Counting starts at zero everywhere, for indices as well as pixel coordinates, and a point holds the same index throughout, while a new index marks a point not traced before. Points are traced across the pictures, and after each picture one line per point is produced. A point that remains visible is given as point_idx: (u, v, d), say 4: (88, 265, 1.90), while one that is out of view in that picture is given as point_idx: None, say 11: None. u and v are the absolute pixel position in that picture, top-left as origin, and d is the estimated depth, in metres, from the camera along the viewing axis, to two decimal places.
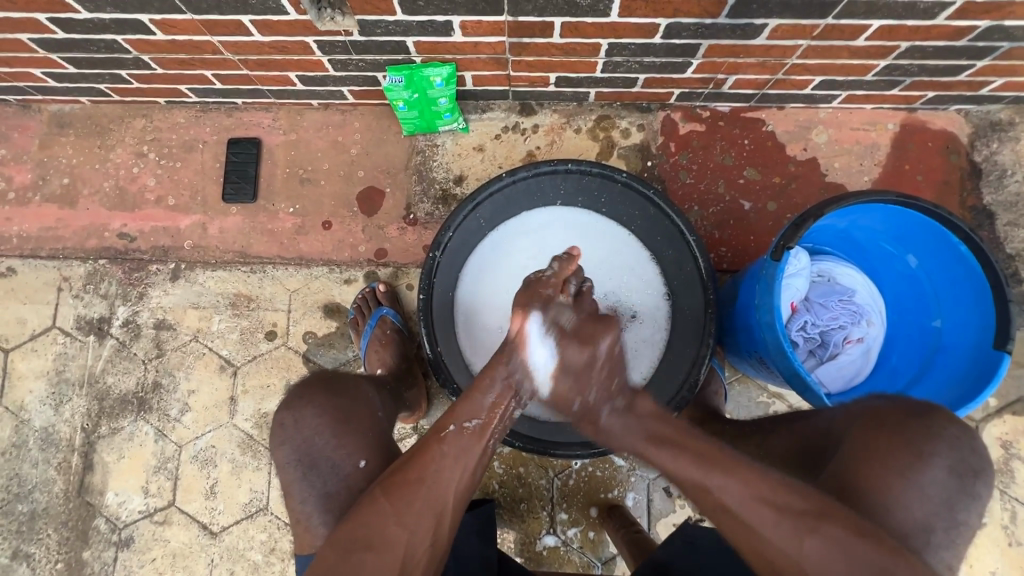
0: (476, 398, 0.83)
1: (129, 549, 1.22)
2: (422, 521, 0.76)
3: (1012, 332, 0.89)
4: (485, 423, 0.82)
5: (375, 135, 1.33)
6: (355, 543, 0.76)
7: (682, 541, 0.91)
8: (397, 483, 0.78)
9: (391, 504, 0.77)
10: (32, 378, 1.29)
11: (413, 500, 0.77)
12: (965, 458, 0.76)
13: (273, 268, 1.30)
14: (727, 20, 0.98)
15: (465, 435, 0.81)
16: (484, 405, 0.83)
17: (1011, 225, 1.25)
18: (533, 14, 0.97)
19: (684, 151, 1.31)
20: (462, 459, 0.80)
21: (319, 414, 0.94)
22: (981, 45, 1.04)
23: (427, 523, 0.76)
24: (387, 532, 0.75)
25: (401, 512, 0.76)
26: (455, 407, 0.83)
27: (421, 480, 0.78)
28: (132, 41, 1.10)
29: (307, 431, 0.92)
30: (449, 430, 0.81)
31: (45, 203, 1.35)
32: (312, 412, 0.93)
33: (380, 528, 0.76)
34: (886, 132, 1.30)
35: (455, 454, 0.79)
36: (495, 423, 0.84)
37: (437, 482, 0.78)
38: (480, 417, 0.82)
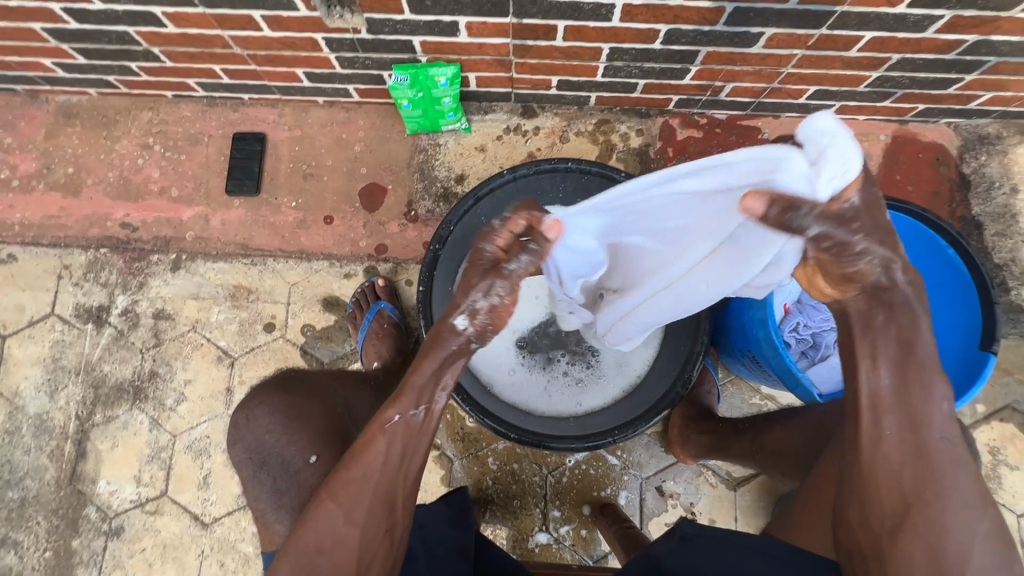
0: (415, 383, 0.75)
1: (119, 538, 1.22)
2: (374, 515, 0.74)
3: (998, 332, 0.93)
4: (430, 407, 0.76)
5: (378, 133, 1.36)
6: (309, 547, 0.74)
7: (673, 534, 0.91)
8: (341, 483, 0.75)
9: (338, 504, 0.74)
10: (29, 364, 1.29)
11: (361, 496, 0.74)
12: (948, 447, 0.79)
13: (274, 261, 1.32)
14: (725, 28, 1.01)
15: (411, 423, 0.75)
16: (427, 389, 0.75)
17: (998, 235, 1.28)
18: (537, 17, 1.00)
19: (681, 156, 1.33)
20: (409, 444, 0.76)
21: (269, 414, 1.04)
22: (968, 59, 1.08)
23: (380, 516, 0.75)
24: (337, 532, 0.74)
25: (351, 508, 0.74)
26: (397, 394, 0.75)
27: (367, 475, 0.75)
28: (143, 33, 1.12)
29: (258, 430, 1.03)
30: (393, 420, 0.74)
31: (49, 191, 1.36)
32: (263, 412, 1.03)
33: (331, 529, 0.74)
34: (878, 143, 1.34)
35: (401, 444, 0.75)
36: (442, 401, 0.77)
37: (383, 473, 0.75)
38: (424, 404, 0.76)
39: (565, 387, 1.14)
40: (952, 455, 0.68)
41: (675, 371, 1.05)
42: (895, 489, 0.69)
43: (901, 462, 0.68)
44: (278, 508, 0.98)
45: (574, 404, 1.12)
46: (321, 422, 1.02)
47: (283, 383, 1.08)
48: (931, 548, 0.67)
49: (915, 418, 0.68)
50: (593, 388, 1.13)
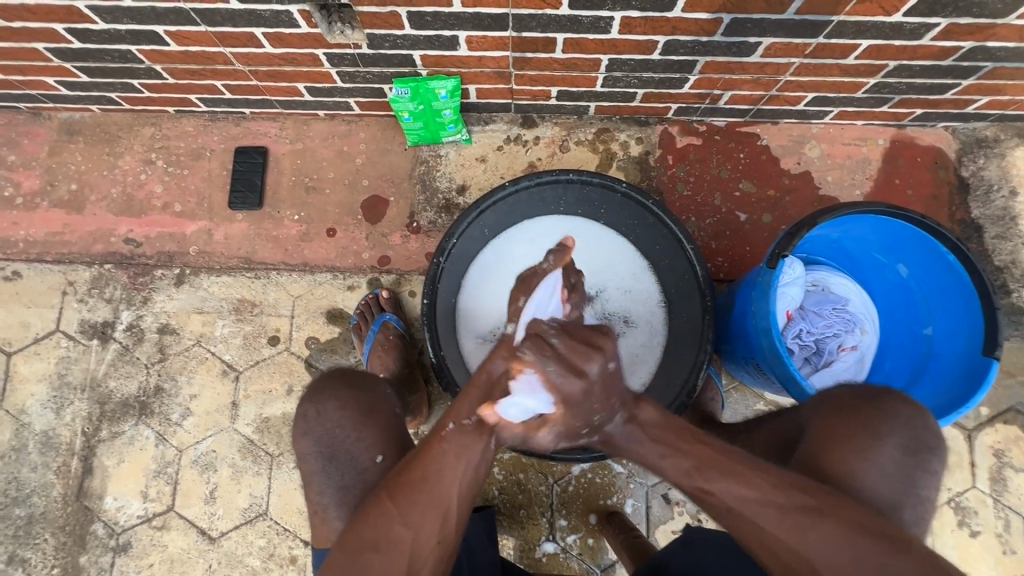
0: (475, 394, 0.74)
1: (127, 554, 1.22)
2: (429, 520, 0.72)
3: (1000, 339, 0.93)
4: (487, 417, 0.74)
5: (379, 146, 1.36)
6: (363, 543, 0.73)
7: None
8: (399, 482, 0.74)
9: (394, 506, 0.73)
10: (34, 381, 1.29)
11: (418, 498, 0.72)
12: (933, 442, 0.81)
13: (277, 274, 1.32)
14: (722, 38, 1.02)
15: (466, 433, 0.74)
16: (484, 399, 0.74)
17: (998, 238, 1.29)
18: (536, 30, 1.01)
19: (681, 164, 1.34)
20: (465, 457, 0.73)
21: (342, 407, 0.94)
22: (965, 64, 1.08)
23: (432, 524, 0.72)
24: (392, 532, 0.72)
25: (405, 512, 0.72)
26: (457, 401, 0.75)
27: (423, 480, 0.73)
28: (146, 51, 1.12)
29: (329, 424, 0.92)
30: (448, 428, 0.74)
31: (53, 208, 1.36)
32: (335, 406, 0.93)
33: (386, 528, 0.72)
34: (876, 148, 1.34)
35: (456, 452, 0.73)
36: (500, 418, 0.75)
37: (439, 482, 0.73)
38: (480, 412, 0.74)
39: None
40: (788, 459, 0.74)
41: (679, 381, 1.07)
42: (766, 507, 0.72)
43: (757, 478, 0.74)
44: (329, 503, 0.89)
45: None
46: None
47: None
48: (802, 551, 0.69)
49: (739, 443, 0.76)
50: None
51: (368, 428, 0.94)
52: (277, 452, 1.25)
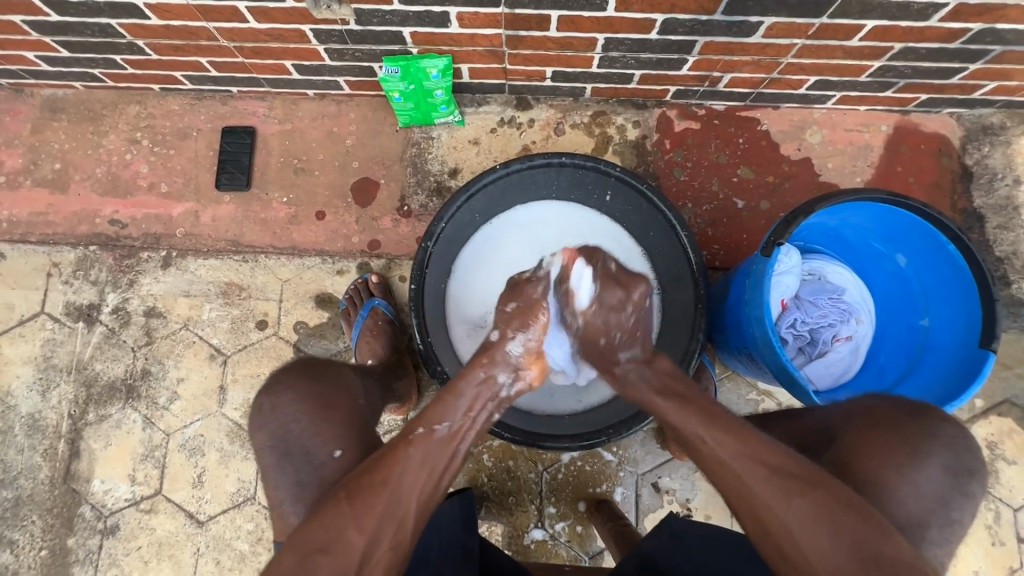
0: (448, 401, 0.80)
1: (115, 536, 1.22)
2: (384, 526, 0.73)
3: (998, 331, 0.90)
4: (456, 428, 0.80)
5: (370, 127, 1.33)
6: (312, 545, 0.72)
7: (669, 536, 0.91)
8: (359, 487, 0.75)
9: (352, 508, 0.73)
10: (19, 363, 1.28)
11: (375, 503, 0.73)
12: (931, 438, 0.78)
13: (265, 257, 1.30)
14: (722, 18, 0.98)
15: (433, 439, 0.78)
16: (456, 408, 0.80)
17: (1000, 228, 1.26)
18: (529, 7, 0.97)
19: (679, 148, 1.31)
20: (428, 464, 0.76)
21: (297, 400, 0.92)
22: (973, 48, 1.05)
23: (390, 528, 0.73)
24: (345, 536, 0.72)
25: (362, 515, 0.73)
26: (429, 409, 0.80)
27: (385, 483, 0.74)
28: (127, 25, 1.09)
29: (284, 417, 0.91)
30: (417, 433, 0.77)
31: (36, 187, 1.34)
32: (288, 398, 0.92)
33: (338, 531, 0.72)
34: (879, 134, 1.31)
35: (421, 458, 0.76)
36: (467, 427, 0.81)
37: (400, 486, 0.75)
38: (449, 421, 0.79)
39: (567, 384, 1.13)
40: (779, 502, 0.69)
41: None
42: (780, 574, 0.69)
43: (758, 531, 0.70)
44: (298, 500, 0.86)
45: (573, 401, 1.12)
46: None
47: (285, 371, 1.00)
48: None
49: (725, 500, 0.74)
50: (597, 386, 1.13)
51: (343, 419, 0.92)
52: None
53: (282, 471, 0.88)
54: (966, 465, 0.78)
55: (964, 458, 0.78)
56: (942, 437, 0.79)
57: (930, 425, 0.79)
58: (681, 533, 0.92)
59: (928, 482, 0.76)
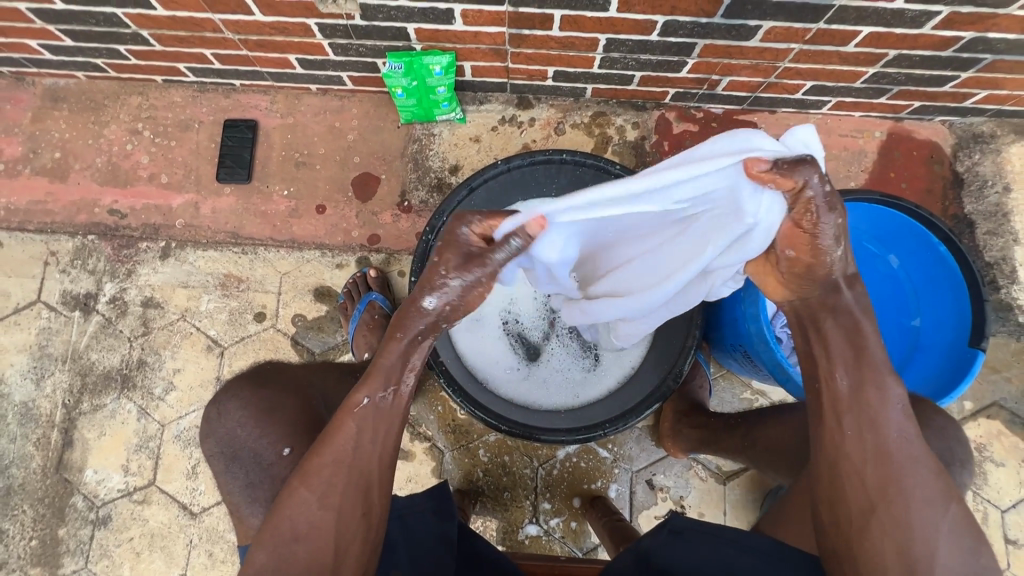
0: (383, 364, 0.74)
1: (106, 527, 1.21)
2: (348, 501, 0.75)
3: (987, 330, 0.94)
4: (399, 387, 0.76)
5: (372, 123, 1.34)
6: (285, 533, 0.74)
7: (668, 532, 0.89)
8: (313, 470, 0.75)
9: (311, 492, 0.74)
10: (14, 351, 1.27)
11: (333, 481, 0.74)
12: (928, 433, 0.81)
13: (265, 250, 1.30)
14: (722, 20, 1.00)
15: (379, 407, 0.75)
16: (395, 369, 0.74)
17: (989, 234, 1.29)
18: (533, 6, 0.99)
19: (677, 150, 1.33)
20: (379, 431, 0.76)
21: (243, 407, 0.98)
22: (964, 56, 1.07)
23: (355, 501, 0.75)
24: (312, 519, 0.74)
25: (323, 496, 0.74)
26: (365, 376, 0.75)
27: (338, 462, 0.74)
28: (132, 15, 1.09)
29: (230, 424, 0.97)
30: (360, 405, 0.74)
31: (36, 175, 1.33)
32: (235, 405, 0.97)
33: (306, 515, 0.74)
34: (873, 140, 1.34)
35: (371, 428, 0.75)
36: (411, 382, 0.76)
37: (355, 460, 0.75)
38: (391, 384, 0.75)
39: (562, 379, 1.14)
40: (916, 448, 0.72)
41: (667, 364, 1.05)
42: (849, 499, 0.73)
43: (871, 463, 0.72)
44: (253, 501, 0.93)
45: (569, 396, 1.13)
46: (295, 414, 0.96)
47: (256, 377, 1.02)
48: (882, 542, 0.70)
49: (838, 425, 0.74)
50: (588, 382, 1.14)
51: (290, 420, 0.95)
52: None
53: (232, 476, 0.95)
54: (960, 458, 0.87)
55: (955, 448, 0.87)
56: (936, 429, 0.87)
57: (925, 417, 0.87)
58: (681, 530, 0.89)
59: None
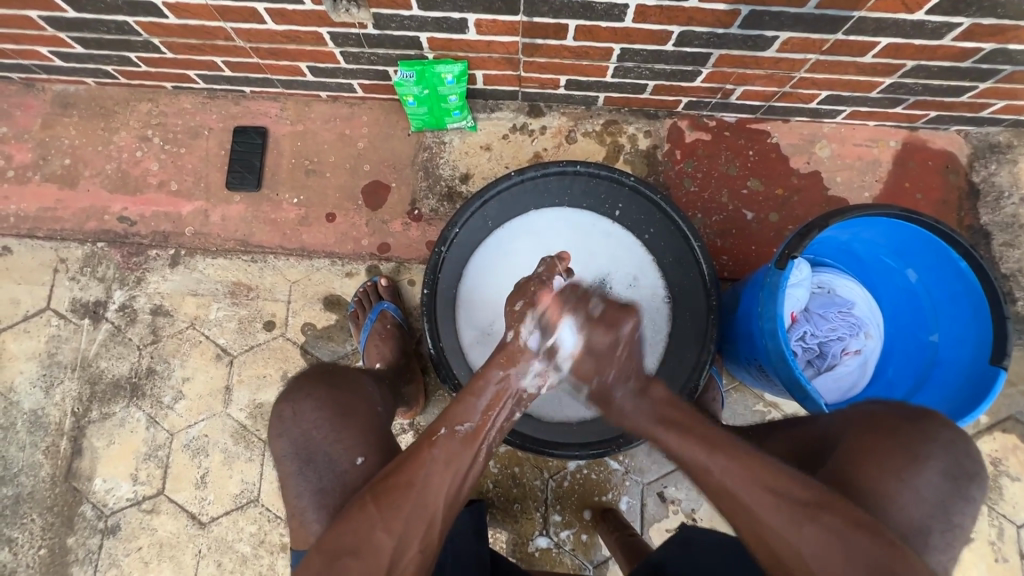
0: (469, 402, 0.81)
1: (116, 536, 1.21)
2: (412, 527, 0.74)
3: (1009, 349, 0.91)
4: (480, 428, 0.80)
5: (383, 130, 1.33)
6: (344, 548, 0.73)
7: (679, 542, 0.93)
8: (386, 490, 0.75)
9: (378, 511, 0.74)
10: (23, 359, 1.27)
11: (404, 504, 0.74)
12: (956, 461, 0.76)
13: (274, 258, 1.30)
14: (738, 31, 0.99)
15: (456, 440, 0.78)
16: (477, 408, 0.81)
17: (1006, 245, 1.28)
18: (548, 16, 0.98)
19: (689, 159, 1.32)
20: (453, 464, 0.77)
21: (318, 407, 0.90)
22: (983, 67, 1.06)
23: (416, 529, 0.74)
24: (375, 539, 0.73)
25: (390, 518, 0.73)
26: (448, 410, 0.80)
27: (409, 486, 0.75)
28: (144, 24, 1.09)
29: (305, 425, 0.89)
30: (440, 434, 0.78)
31: (45, 182, 1.33)
32: (310, 405, 0.90)
33: (368, 534, 0.73)
34: (887, 149, 1.32)
35: (445, 460, 0.77)
36: (492, 426, 0.82)
37: (427, 488, 0.75)
38: (472, 420, 0.80)
39: None
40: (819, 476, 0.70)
41: (681, 380, 1.06)
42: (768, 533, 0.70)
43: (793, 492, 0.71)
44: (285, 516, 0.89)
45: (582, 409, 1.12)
46: None
47: None
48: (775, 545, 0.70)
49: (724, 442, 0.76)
50: None
51: None
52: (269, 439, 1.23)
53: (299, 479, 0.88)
54: (963, 471, 0.76)
55: (961, 461, 0.77)
56: (942, 439, 0.77)
57: (929, 428, 0.78)
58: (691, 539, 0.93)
59: (926, 486, 0.75)
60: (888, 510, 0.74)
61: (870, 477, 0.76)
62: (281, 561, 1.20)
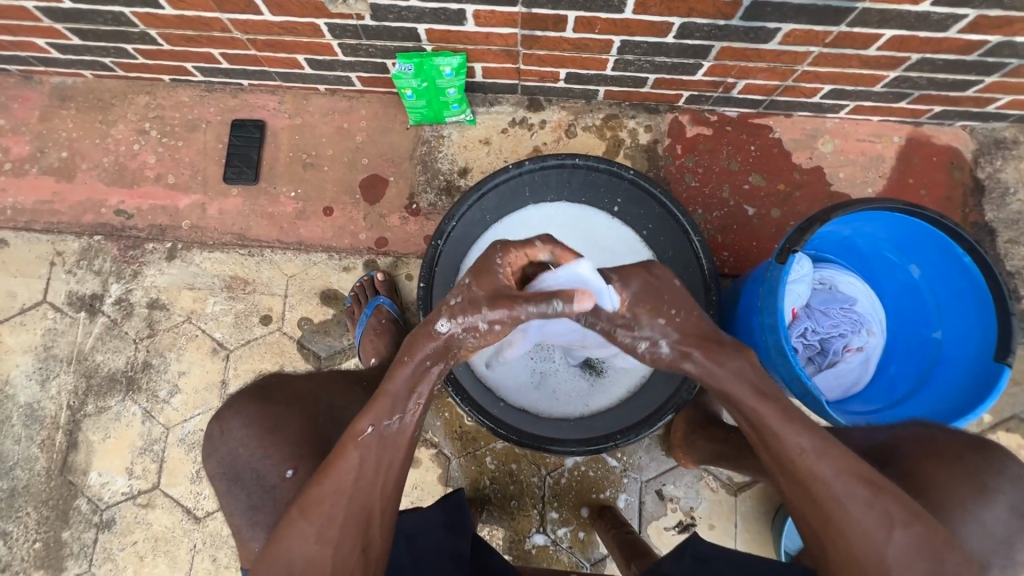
0: (390, 393, 0.74)
1: (110, 531, 1.20)
2: (347, 533, 0.72)
3: (1013, 345, 0.89)
4: (407, 416, 0.75)
5: (381, 124, 1.32)
6: (278, 563, 0.71)
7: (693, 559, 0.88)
8: (314, 500, 0.72)
9: (309, 523, 0.72)
10: (20, 352, 1.26)
11: (335, 514, 0.72)
12: None
13: (271, 252, 1.29)
14: (740, 23, 0.98)
15: (384, 435, 0.74)
16: (399, 402, 0.75)
17: (1011, 242, 1.26)
18: (547, 7, 0.96)
19: (690, 154, 1.30)
20: (382, 461, 0.74)
21: (246, 425, 0.94)
22: (990, 60, 1.04)
23: (354, 533, 0.72)
24: (310, 551, 0.71)
25: (323, 528, 0.71)
26: (369, 404, 0.74)
27: (339, 494, 0.72)
28: (140, 14, 1.08)
29: (233, 442, 0.93)
30: (365, 434, 0.73)
31: (42, 175, 1.32)
32: (238, 423, 0.93)
33: (303, 547, 0.71)
34: (891, 145, 1.31)
35: (374, 458, 0.73)
36: (417, 410, 0.76)
37: (358, 491, 0.73)
38: (398, 413, 0.75)
39: (574, 387, 1.13)
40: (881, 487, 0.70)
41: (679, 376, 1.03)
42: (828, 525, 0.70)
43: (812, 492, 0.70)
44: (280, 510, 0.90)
45: (579, 405, 1.11)
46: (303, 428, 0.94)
47: (264, 391, 0.98)
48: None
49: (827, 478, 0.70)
50: (600, 390, 1.12)
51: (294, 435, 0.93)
52: None
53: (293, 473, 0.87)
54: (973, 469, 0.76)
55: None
56: (1010, 475, 0.81)
57: (997, 462, 0.81)
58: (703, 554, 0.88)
59: None
60: None
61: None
62: None
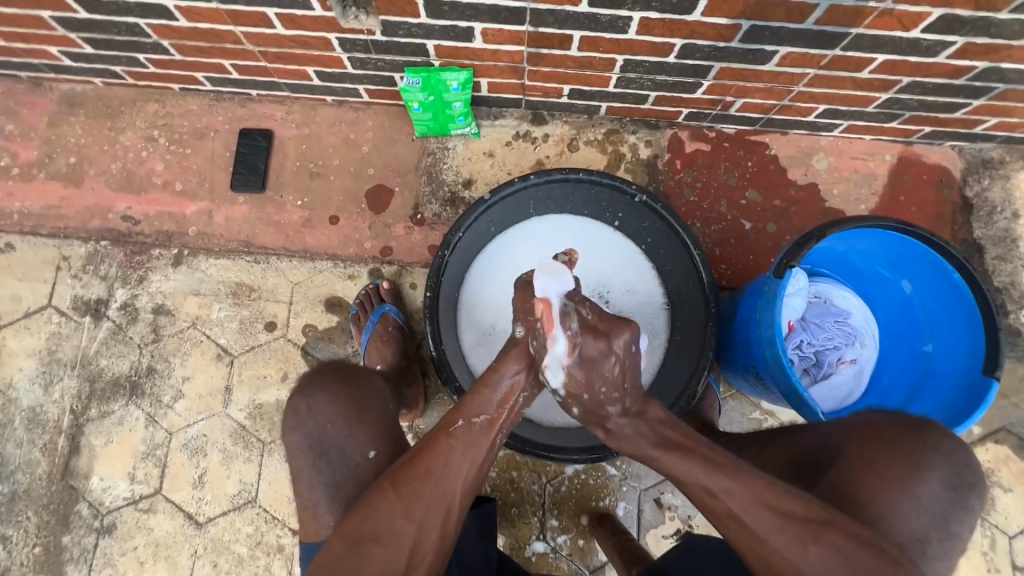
0: (486, 393, 0.82)
1: (111, 536, 1.20)
2: (431, 515, 0.75)
3: (1001, 359, 0.93)
4: (494, 418, 0.82)
5: (387, 134, 1.35)
6: (364, 534, 0.74)
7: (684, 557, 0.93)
8: (404, 477, 0.77)
9: (398, 498, 0.75)
10: (23, 356, 1.27)
11: (423, 493, 0.76)
12: (960, 471, 0.78)
13: (277, 259, 1.30)
14: (739, 45, 1.01)
15: (474, 430, 0.80)
16: (492, 401, 0.82)
17: (998, 258, 1.30)
18: (553, 26, 0.99)
19: (690, 169, 1.34)
20: (470, 454, 0.79)
21: (331, 402, 0.92)
22: (977, 84, 1.08)
23: (435, 517, 0.75)
24: (396, 526, 0.74)
25: (410, 505, 0.75)
26: (464, 402, 0.82)
27: (428, 475, 0.77)
28: (154, 26, 1.10)
29: (319, 418, 0.90)
30: (458, 425, 0.80)
31: (50, 180, 1.34)
32: (325, 400, 0.91)
33: (389, 521, 0.75)
34: (883, 163, 1.35)
35: (463, 448, 0.79)
36: (507, 413, 0.83)
37: (445, 477, 0.77)
38: (488, 412, 0.81)
39: None
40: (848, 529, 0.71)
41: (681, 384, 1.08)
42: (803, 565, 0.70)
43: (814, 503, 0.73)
44: None
45: None
46: None
47: None
48: None
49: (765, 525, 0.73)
50: None
51: None
52: (269, 439, 1.23)
53: (304, 476, 0.89)
54: (967, 480, 0.77)
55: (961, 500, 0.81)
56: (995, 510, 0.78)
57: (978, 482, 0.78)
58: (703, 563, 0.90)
59: (928, 495, 0.77)
60: (899, 526, 0.76)
61: (867, 495, 0.77)
62: (278, 563, 1.20)
